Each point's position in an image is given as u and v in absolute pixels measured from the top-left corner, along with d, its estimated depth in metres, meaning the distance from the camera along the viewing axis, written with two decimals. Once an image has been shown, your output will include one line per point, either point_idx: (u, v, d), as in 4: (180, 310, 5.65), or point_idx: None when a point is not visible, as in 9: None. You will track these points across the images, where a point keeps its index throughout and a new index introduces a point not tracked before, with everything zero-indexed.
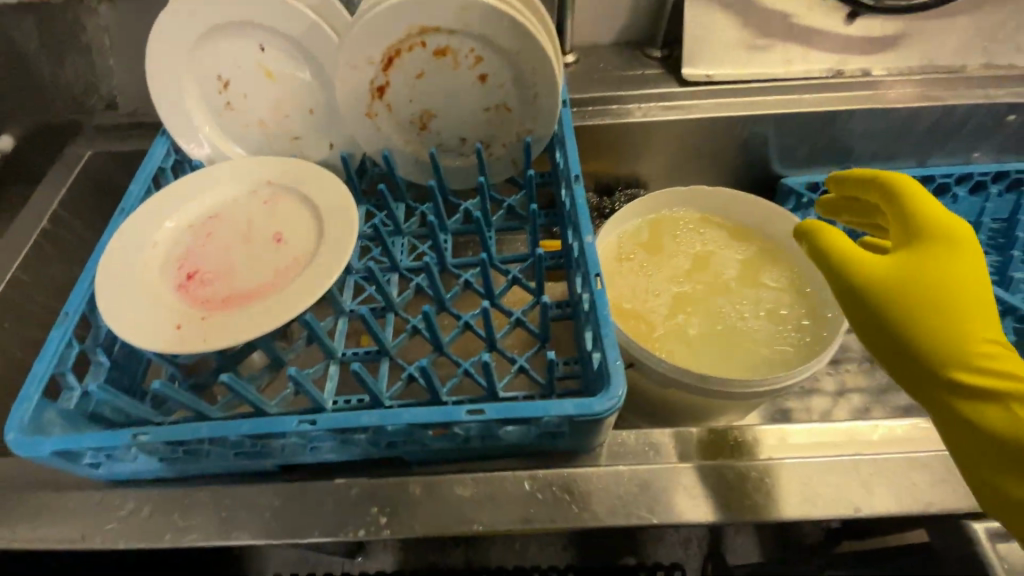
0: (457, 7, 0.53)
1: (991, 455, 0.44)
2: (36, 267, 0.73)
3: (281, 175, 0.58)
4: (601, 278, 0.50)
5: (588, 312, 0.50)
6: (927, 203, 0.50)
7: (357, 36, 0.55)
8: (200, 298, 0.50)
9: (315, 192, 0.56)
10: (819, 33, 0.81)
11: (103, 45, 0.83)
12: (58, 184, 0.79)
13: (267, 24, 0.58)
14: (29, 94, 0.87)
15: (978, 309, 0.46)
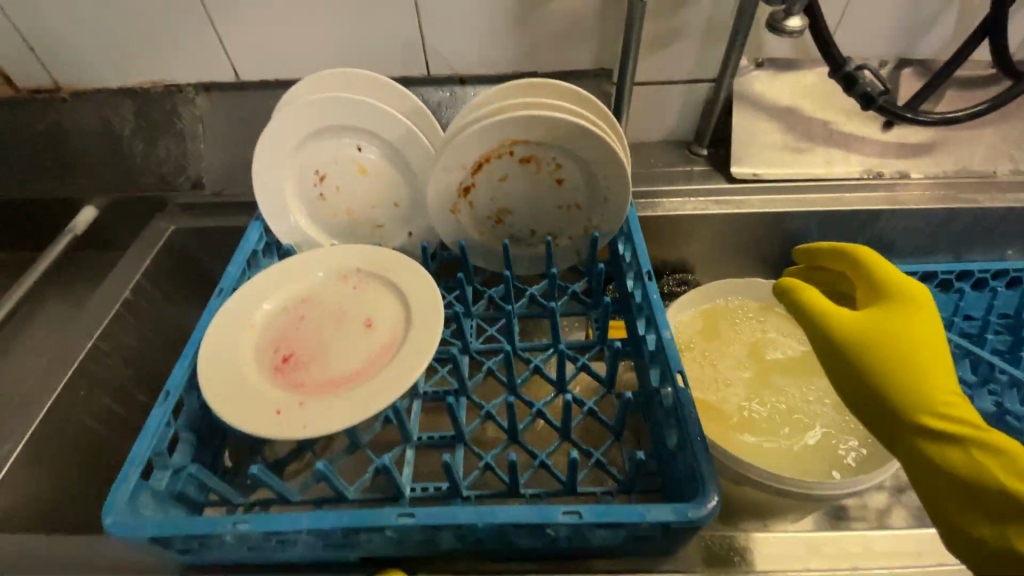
0: (547, 124, 0.58)
1: (968, 505, 0.43)
2: (113, 336, 0.75)
3: (371, 262, 0.62)
4: (683, 375, 0.51)
5: (672, 410, 0.51)
6: (892, 274, 0.53)
7: (453, 146, 0.60)
8: (297, 382, 0.53)
9: (403, 281, 0.59)
10: (856, 138, 0.86)
11: (196, 131, 0.90)
12: (141, 256, 0.83)
13: (368, 129, 0.65)
14: (116, 171, 0.92)
15: (941, 362, 0.48)
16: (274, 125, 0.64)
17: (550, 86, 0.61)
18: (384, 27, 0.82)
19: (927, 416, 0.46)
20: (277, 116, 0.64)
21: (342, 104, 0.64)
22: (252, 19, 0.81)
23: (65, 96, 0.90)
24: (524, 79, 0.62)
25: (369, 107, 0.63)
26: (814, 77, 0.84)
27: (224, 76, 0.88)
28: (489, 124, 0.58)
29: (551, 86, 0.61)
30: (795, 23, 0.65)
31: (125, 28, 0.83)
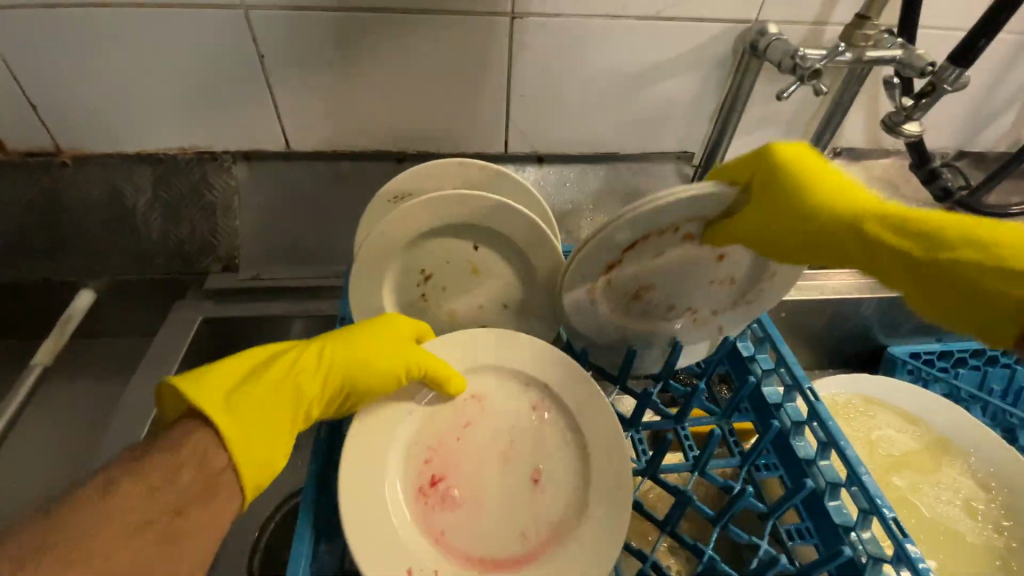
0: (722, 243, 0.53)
1: (969, 304, 0.34)
2: None
3: (562, 393, 0.55)
4: (898, 521, 0.48)
5: (886, 559, 0.48)
6: (807, 164, 0.43)
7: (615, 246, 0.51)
8: (455, 544, 0.50)
9: (591, 428, 0.54)
10: None
11: (230, 205, 0.78)
12: (169, 361, 0.71)
13: (491, 227, 0.57)
14: (123, 248, 0.77)
15: (853, 194, 0.41)
16: (386, 224, 0.54)
17: None
18: (466, 100, 0.75)
19: (886, 241, 0.37)
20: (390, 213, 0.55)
21: (466, 201, 0.55)
22: (315, 85, 0.71)
23: (66, 159, 0.74)
24: None
25: (499, 207, 0.55)
26: (882, 167, 0.87)
27: (270, 145, 0.77)
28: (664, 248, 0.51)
29: None
30: (913, 127, 0.65)
31: (157, 88, 0.69)
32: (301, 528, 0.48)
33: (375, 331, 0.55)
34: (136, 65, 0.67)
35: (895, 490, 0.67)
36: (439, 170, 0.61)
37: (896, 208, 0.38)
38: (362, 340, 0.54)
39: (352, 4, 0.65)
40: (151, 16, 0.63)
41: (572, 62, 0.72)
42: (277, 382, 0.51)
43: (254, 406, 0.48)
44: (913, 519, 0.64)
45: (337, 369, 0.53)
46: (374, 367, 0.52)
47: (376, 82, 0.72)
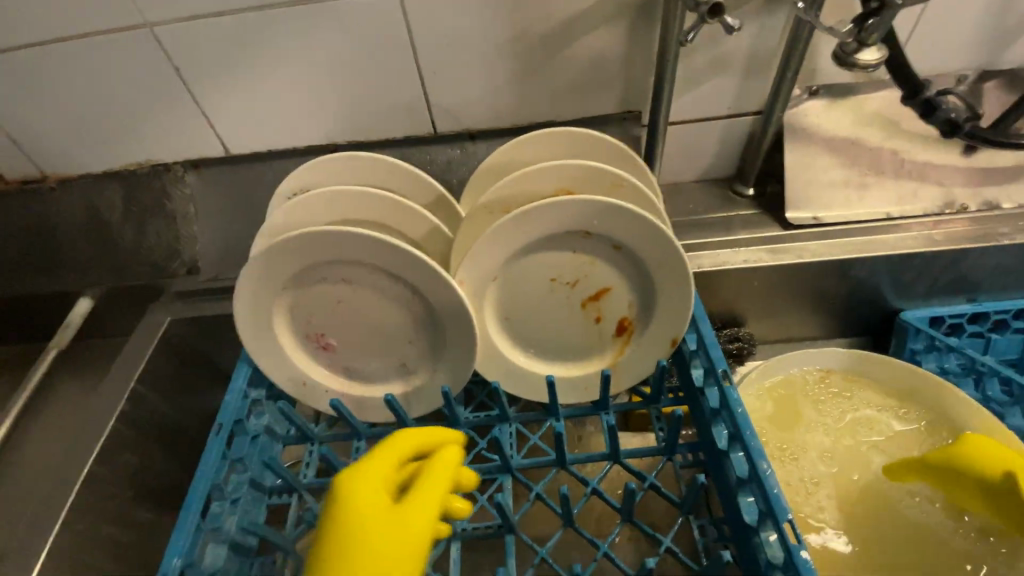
0: (586, 228, 0.52)
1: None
2: (110, 455, 0.70)
3: (398, 255, 0.51)
4: (795, 527, 0.42)
5: (781, 570, 0.42)
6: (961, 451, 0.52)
7: (473, 258, 0.52)
8: (342, 391, 0.59)
9: (408, 264, 0.51)
10: (932, 167, 0.74)
11: (188, 211, 0.83)
12: (139, 355, 0.76)
13: (389, 225, 0.57)
14: (105, 258, 0.85)
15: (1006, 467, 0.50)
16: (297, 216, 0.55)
17: (610, 176, 0.53)
18: (382, 86, 0.72)
19: None
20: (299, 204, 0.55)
21: (367, 200, 0.55)
22: (236, 89, 0.73)
23: (49, 183, 0.84)
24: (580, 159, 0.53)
25: (393, 205, 0.55)
26: (876, 102, 0.73)
27: (213, 151, 0.80)
28: (513, 223, 0.50)
29: (610, 175, 0.53)
30: (870, 55, 0.54)
31: (101, 110, 0.75)
32: (182, 521, 0.49)
33: (358, 521, 0.44)
34: (76, 92, 0.73)
35: (861, 482, 0.60)
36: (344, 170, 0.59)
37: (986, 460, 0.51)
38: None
39: (242, 5, 0.64)
40: (75, 47, 0.68)
41: (477, 31, 0.67)
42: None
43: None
44: (876, 517, 0.57)
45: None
46: (423, 520, 0.46)
47: (286, 78, 0.71)
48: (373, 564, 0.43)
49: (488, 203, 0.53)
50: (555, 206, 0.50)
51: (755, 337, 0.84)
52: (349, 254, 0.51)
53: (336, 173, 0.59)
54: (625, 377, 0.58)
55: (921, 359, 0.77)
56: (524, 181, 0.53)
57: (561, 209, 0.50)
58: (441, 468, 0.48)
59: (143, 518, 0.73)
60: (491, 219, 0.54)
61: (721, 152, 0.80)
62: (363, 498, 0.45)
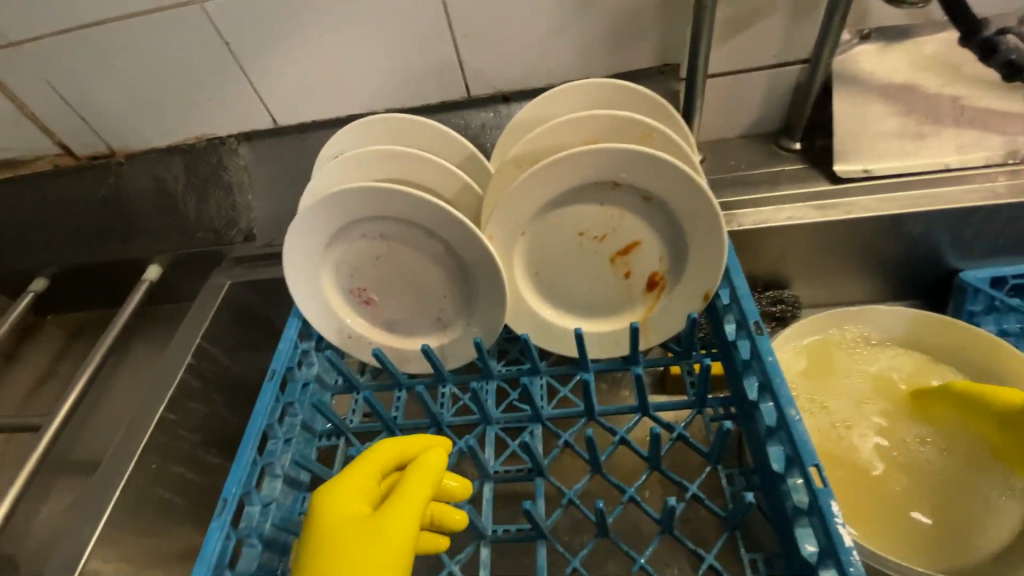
0: (615, 179, 0.52)
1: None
2: (181, 403, 0.77)
3: (430, 211, 0.53)
4: (822, 472, 0.41)
5: (807, 513, 0.42)
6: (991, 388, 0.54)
7: (503, 212, 0.54)
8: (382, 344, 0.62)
9: (440, 219, 0.53)
10: (1000, 113, 0.69)
11: (242, 181, 0.89)
12: (203, 314, 0.83)
13: (424, 183, 0.58)
14: (172, 227, 0.92)
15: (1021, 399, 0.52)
16: (338, 178, 0.58)
17: (640, 126, 0.53)
18: (417, 52, 0.74)
19: None
20: (340, 165, 0.58)
21: (404, 160, 0.57)
22: (283, 62, 0.76)
23: (121, 159, 0.91)
24: (610, 110, 0.53)
25: (426, 164, 0.57)
26: (933, 47, 0.69)
27: (263, 124, 0.85)
28: (540, 175, 0.51)
29: (641, 125, 0.53)
30: None
31: (162, 86, 0.81)
32: (241, 453, 0.54)
33: (337, 535, 0.48)
34: (141, 69, 0.79)
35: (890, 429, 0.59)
36: (382, 133, 0.62)
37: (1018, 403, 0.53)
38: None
39: None
40: (138, 26, 0.74)
41: None
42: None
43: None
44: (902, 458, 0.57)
45: None
46: (403, 525, 0.48)
47: (327, 48, 0.74)
48: (367, 564, 0.46)
49: (518, 157, 0.55)
50: (583, 156, 0.50)
51: (799, 299, 0.81)
52: (385, 210, 0.54)
53: (375, 135, 0.62)
54: (655, 331, 0.59)
55: (980, 321, 0.73)
56: (553, 135, 0.54)
57: (589, 159, 0.51)
58: (421, 477, 0.50)
59: (210, 461, 0.81)
60: (520, 173, 0.55)
61: (763, 107, 0.77)
62: (343, 503, 0.49)
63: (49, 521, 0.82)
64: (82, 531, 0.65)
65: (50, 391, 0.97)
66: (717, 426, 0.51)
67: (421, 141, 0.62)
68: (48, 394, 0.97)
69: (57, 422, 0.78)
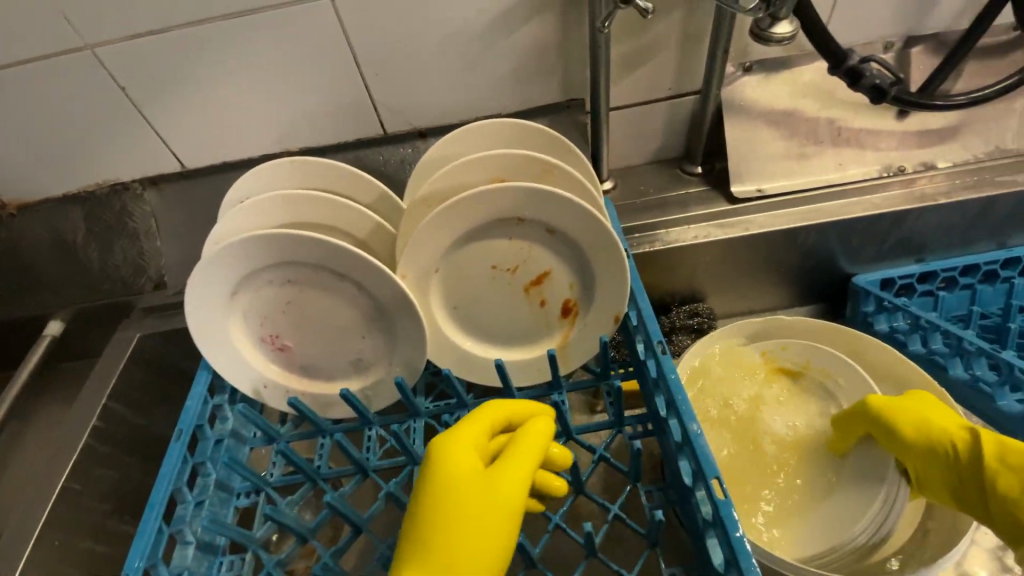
0: (519, 213, 0.54)
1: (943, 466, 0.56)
2: (85, 470, 0.71)
3: (336, 255, 0.52)
4: (722, 483, 0.44)
5: (712, 524, 0.44)
6: (899, 408, 0.59)
7: (412, 250, 0.54)
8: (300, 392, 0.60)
9: (347, 263, 0.53)
10: (871, 133, 0.76)
11: (149, 228, 0.84)
12: (110, 372, 0.78)
13: (332, 225, 0.58)
14: (72, 279, 0.86)
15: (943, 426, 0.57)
16: (242, 224, 0.57)
17: (540, 162, 0.55)
18: (327, 91, 0.73)
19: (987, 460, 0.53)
20: (242, 211, 0.56)
21: (309, 203, 0.57)
22: (187, 106, 0.74)
23: (11, 211, 0.85)
24: (511, 148, 0.55)
25: (333, 206, 0.56)
26: (811, 74, 0.75)
27: (169, 168, 0.82)
28: (445, 214, 0.52)
29: (541, 162, 0.55)
30: (784, 29, 0.57)
31: (54, 134, 0.76)
32: (145, 523, 0.51)
33: (452, 488, 0.46)
34: (26, 118, 0.74)
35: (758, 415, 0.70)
36: (288, 176, 0.61)
37: (935, 426, 0.57)
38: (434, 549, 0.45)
39: (180, 21, 0.66)
40: (19, 74, 0.70)
41: (412, 31, 0.68)
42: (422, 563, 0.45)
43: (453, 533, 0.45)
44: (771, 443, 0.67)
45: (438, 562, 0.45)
46: (513, 484, 0.47)
47: (233, 89, 0.73)
48: (472, 526, 0.45)
49: (426, 196, 0.56)
50: (485, 193, 0.52)
51: (714, 311, 0.86)
52: (292, 256, 0.53)
53: (280, 179, 0.61)
54: (574, 356, 0.60)
55: (873, 320, 0.80)
56: (458, 173, 0.55)
57: (491, 196, 0.52)
58: (529, 441, 0.49)
59: (123, 529, 0.75)
60: (429, 211, 0.56)
61: (666, 134, 0.82)
62: (456, 463, 0.47)
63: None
64: None
65: None
66: (631, 446, 0.52)
67: (330, 182, 0.61)
68: None
69: None
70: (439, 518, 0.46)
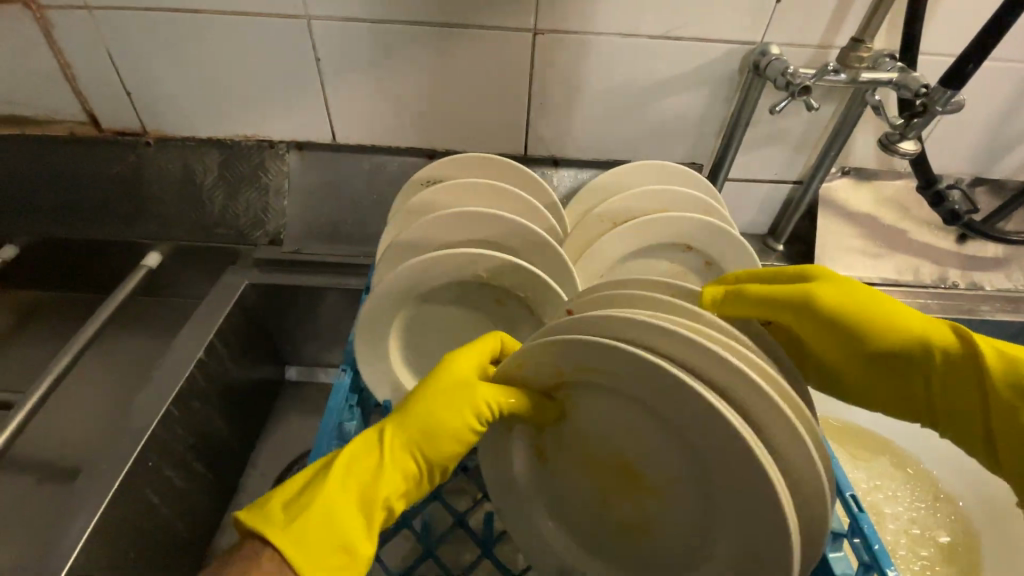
0: (685, 244, 0.62)
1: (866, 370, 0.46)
2: (185, 397, 0.71)
3: (527, 241, 0.59)
4: (857, 499, 0.49)
5: (844, 536, 0.50)
6: (848, 299, 0.45)
7: (590, 257, 0.61)
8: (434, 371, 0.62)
9: (534, 249, 0.59)
10: (935, 249, 0.89)
11: (281, 186, 0.89)
12: (221, 307, 0.81)
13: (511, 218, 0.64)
14: (189, 218, 0.89)
15: (897, 312, 0.45)
16: (433, 201, 0.63)
17: (705, 204, 0.64)
18: (493, 106, 0.84)
19: (942, 359, 0.43)
20: (437, 188, 0.63)
21: (498, 193, 0.63)
22: (363, 86, 0.82)
23: (150, 140, 0.87)
24: (681, 188, 0.64)
25: (518, 201, 0.63)
26: (893, 189, 0.88)
27: (319, 136, 0.88)
28: (628, 230, 0.60)
29: (705, 204, 0.64)
30: (909, 146, 0.68)
31: (231, 80, 0.81)
32: (320, 444, 0.53)
33: (439, 385, 0.44)
34: (213, 61, 0.79)
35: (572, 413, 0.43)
36: (471, 168, 0.68)
37: (891, 317, 0.44)
38: (364, 462, 0.44)
39: (397, 18, 0.75)
40: (227, 22, 0.75)
41: (587, 75, 0.80)
42: (380, 472, 0.44)
43: (438, 395, 0.45)
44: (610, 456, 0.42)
45: (428, 412, 0.44)
46: (453, 415, 0.44)
47: (414, 83, 0.81)
48: (447, 395, 0.44)
49: (600, 213, 0.64)
50: (667, 221, 0.60)
51: None
52: (463, 271, 0.55)
53: (466, 168, 0.67)
54: None
55: None
56: (636, 199, 0.63)
57: (670, 223, 0.60)
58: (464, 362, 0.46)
59: (194, 471, 0.73)
60: (604, 227, 0.64)
61: (760, 210, 0.94)
62: (463, 372, 0.45)
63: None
64: (60, 532, 0.56)
65: None
66: None
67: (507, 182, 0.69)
68: None
69: (31, 403, 0.65)
70: (412, 416, 0.45)
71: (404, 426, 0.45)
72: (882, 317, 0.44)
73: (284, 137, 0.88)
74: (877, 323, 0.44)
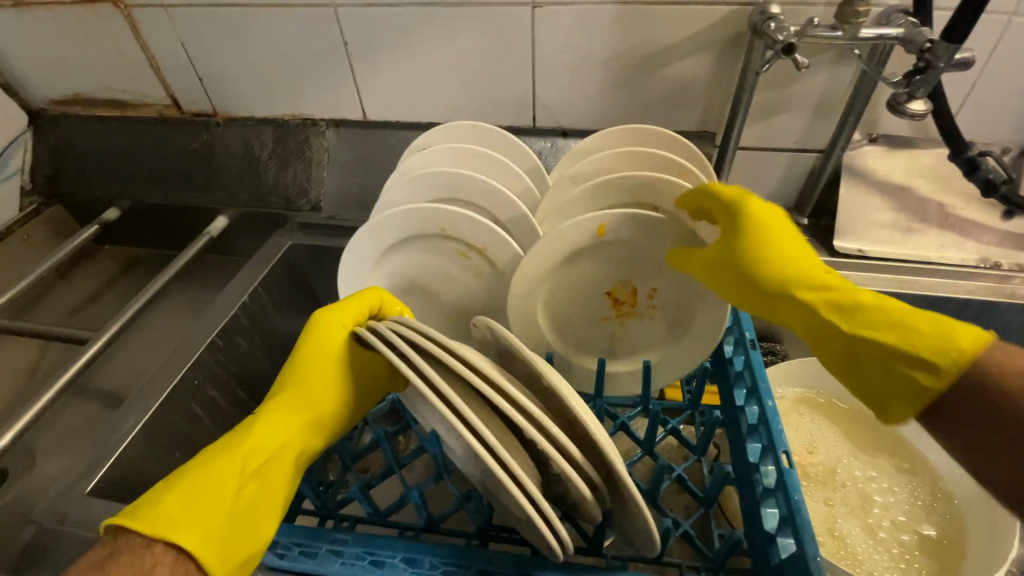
0: (652, 205, 0.63)
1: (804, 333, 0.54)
2: (228, 333, 0.85)
3: (494, 199, 0.64)
4: (790, 457, 0.50)
5: (773, 492, 0.50)
6: (749, 252, 0.54)
7: (553, 214, 0.65)
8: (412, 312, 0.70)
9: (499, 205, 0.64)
10: (980, 225, 0.81)
11: (321, 160, 1.01)
12: (265, 262, 0.95)
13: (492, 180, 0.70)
14: (246, 186, 1.03)
15: (799, 258, 0.55)
16: (423, 164, 0.70)
17: (680, 167, 0.64)
18: (503, 81, 0.89)
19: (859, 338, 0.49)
20: (427, 153, 0.70)
21: (478, 157, 0.69)
22: (386, 66, 0.91)
23: (219, 120, 1.03)
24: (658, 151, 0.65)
25: (496, 164, 0.68)
26: (931, 158, 0.81)
27: (353, 113, 0.99)
28: (590, 189, 0.62)
29: (682, 167, 0.64)
30: (919, 106, 0.63)
31: (278, 65, 0.94)
32: None
33: (308, 358, 0.57)
34: (263, 49, 0.92)
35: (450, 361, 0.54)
36: (465, 135, 0.73)
37: (774, 260, 0.54)
38: (261, 430, 0.53)
39: (409, 1, 0.82)
40: (271, 15, 0.87)
41: (588, 47, 0.82)
42: (279, 428, 0.54)
43: (322, 362, 0.57)
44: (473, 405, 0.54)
45: (316, 374, 0.56)
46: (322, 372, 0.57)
47: (428, 62, 0.89)
48: (318, 363, 0.57)
49: (573, 175, 0.67)
50: (629, 181, 0.61)
51: (788, 354, 0.91)
52: (430, 223, 0.62)
53: (459, 136, 0.73)
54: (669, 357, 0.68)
55: None
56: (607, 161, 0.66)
57: (634, 183, 0.61)
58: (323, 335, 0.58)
59: (235, 396, 0.87)
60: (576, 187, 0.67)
61: (780, 182, 0.90)
62: (331, 337, 0.57)
63: (63, 432, 0.85)
64: (124, 424, 0.71)
65: (94, 310, 1.04)
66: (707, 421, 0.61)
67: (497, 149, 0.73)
68: (92, 313, 1.03)
69: (110, 334, 0.81)
70: (301, 383, 0.56)
71: (293, 393, 0.56)
72: (768, 244, 0.54)
73: (324, 116, 1.00)
74: (766, 256, 0.54)
